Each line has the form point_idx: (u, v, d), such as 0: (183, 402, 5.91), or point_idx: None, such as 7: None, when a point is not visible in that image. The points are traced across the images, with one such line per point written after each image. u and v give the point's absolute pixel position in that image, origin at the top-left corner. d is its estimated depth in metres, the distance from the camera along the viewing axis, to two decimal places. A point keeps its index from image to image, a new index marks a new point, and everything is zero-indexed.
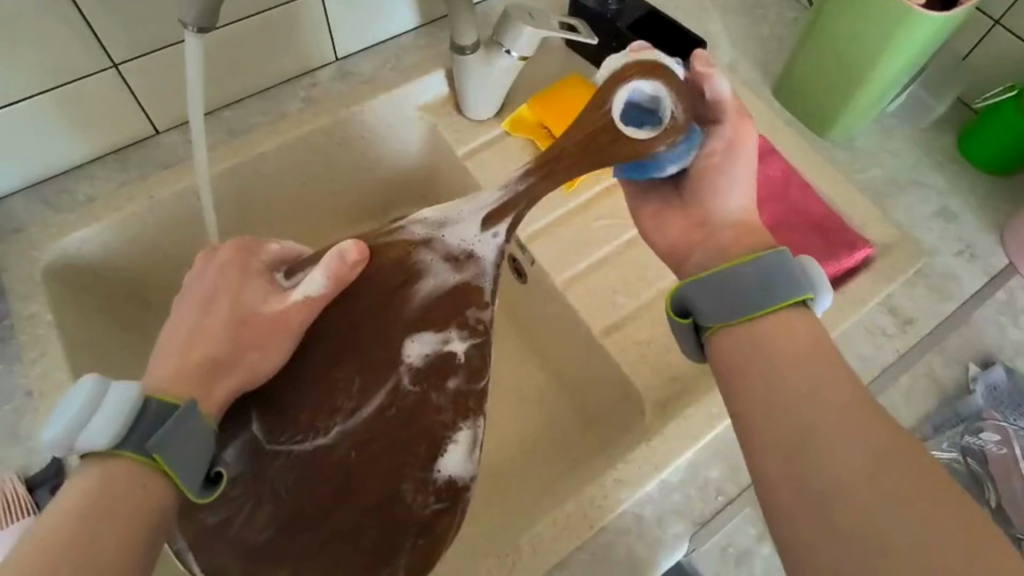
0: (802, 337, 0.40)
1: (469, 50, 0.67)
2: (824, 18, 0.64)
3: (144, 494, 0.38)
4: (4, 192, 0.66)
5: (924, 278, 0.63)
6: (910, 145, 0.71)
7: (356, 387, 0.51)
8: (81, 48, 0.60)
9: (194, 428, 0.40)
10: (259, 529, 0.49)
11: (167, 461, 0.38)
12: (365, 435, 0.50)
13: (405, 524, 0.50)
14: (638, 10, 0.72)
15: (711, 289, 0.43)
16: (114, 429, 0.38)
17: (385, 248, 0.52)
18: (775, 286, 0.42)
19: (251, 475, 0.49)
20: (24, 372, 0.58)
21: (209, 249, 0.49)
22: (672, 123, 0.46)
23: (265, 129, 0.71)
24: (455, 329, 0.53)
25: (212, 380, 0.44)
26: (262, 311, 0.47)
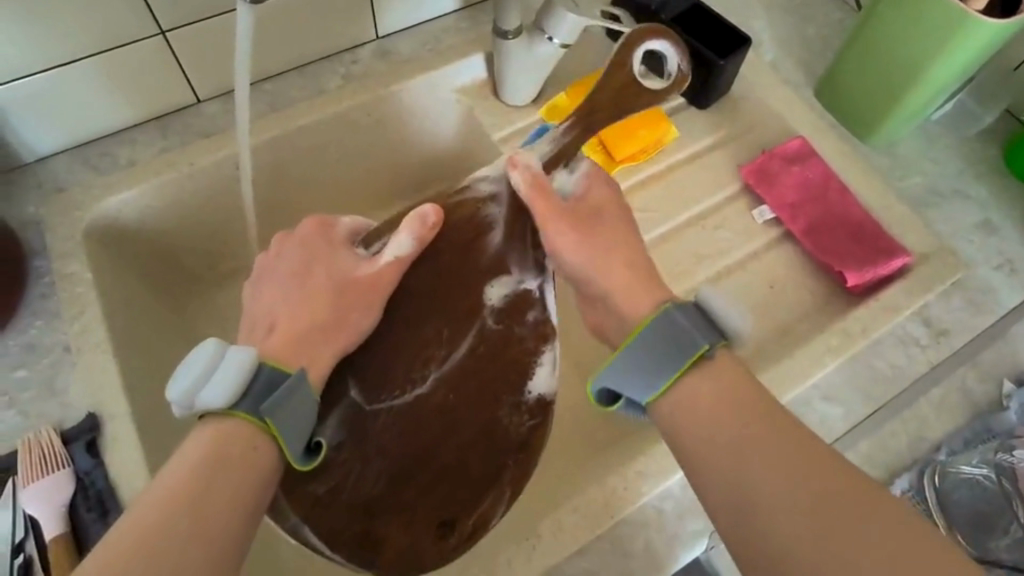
0: (709, 391, 0.40)
1: (512, 35, 0.66)
2: (873, 21, 0.63)
3: (254, 454, 0.39)
4: (48, 152, 0.68)
5: (960, 290, 0.62)
6: (954, 153, 0.69)
7: (446, 336, 0.55)
8: (130, 13, 0.60)
9: (302, 398, 0.43)
10: (370, 485, 0.51)
11: (277, 424, 0.41)
12: (457, 375, 0.55)
13: (505, 445, 0.54)
14: (682, 2, 0.70)
15: (625, 364, 0.43)
16: (235, 389, 0.40)
17: (457, 207, 0.56)
18: (670, 351, 0.42)
19: (355, 439, 0.52)
20: (65, 329, 0.59)
21: (285, 231, 0.51)
22: (681, 74, 0.55)
23: (304, 103, 0.72)
24: (527, 268, 0.57)
25: (314, 344, 0.48)
26: (354, 274, 0.51)
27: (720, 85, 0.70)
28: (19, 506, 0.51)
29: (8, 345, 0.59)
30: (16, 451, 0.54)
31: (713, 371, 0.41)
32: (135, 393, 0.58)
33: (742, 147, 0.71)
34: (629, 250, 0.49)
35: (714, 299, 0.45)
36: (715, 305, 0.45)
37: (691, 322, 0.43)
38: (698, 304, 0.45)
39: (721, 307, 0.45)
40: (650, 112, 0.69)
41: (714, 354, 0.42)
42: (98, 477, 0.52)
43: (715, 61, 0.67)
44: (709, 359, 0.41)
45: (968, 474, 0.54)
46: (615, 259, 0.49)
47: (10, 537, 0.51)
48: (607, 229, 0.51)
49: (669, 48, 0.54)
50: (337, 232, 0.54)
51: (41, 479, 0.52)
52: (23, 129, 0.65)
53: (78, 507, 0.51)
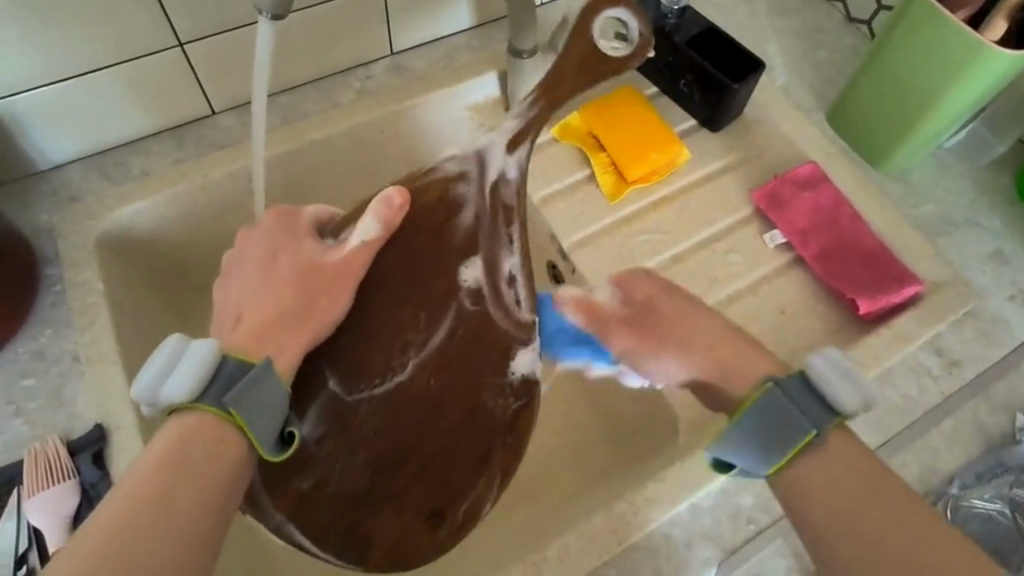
0: (826, 471, 0.41)
1: (527, 54, 0.67)
2: (886, 49, 0.63)
3: (220, 445, 0.39)
4: (62, 160, 0.68)
5: (973, 320, 0.62)
6: (967, 182, 0.69)
7: (422, 321, 0.55)
8: (150, 26, 0.61)
9: (269, 386, 0.42)
10: (355, 476, 0.53)
11: (241, 413, 0.40)
12: (436, 360, 0.55)
13: (491, 428, 0.56)
14: (695, 26, 0.71)
15: (742, 430, 0.43)
16: (196, 379, 0.40)
17: (425, 188, 0.55)
18: (781, 429, 0.42)
19: (338, 431, 0.53)
20: (74, 338, 0.59)
21: (248, 225, 0.51)
22: (642, 39, 0.54)
23: (318, 117, 0.72)
24: (505, 243, 0.56)
25: (280, 334, 0.47)
26: (320, 261, 0.50)
27: (734, 108, 0.70)
28: (24, 517, 0.52)
29: (17, 353, 0.59)
30: (22, 460, 0.54)
31: (832, 445, 0.42)
32: None
33: (753, 171, 0.71)
34: (724, 337, 0.49)
35: (828, 364, 0.45)
36: (825, 371, 0.44)
37: (798, 399, 0.43)
38: (808, 376, 0.44)
39: (840, 374, 0.44)
40: (661, 135, 0.70)
41: (825, 436, 0.42)
42: (103, 489, 0.52)
43: (730, 85, 0.67)
44: (816, 448, 0.42)
45: (980, 509, 0.54)
46: (716, 366, 0.48)
47: (14, 548, 0.51)
48: (694, 322, 0.50)
49: (625, 12, 0.53)
50: (302, 218, 0.53)
51: (45, 489, 0.52)
52: (39, 137, 0.65)
53: (82, 518, 0.52)
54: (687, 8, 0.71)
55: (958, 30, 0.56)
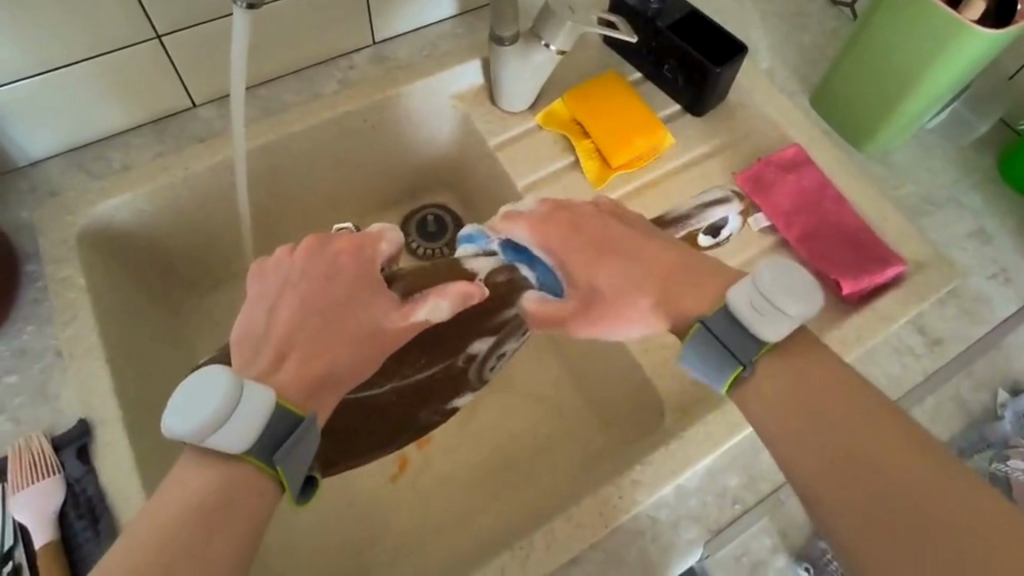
0: (777, 392, 0.41)
1: (508, 41, 0.66)
2: (867, 31, 0.63)
3: (259, 503, 0.37)
4: (41, 155, 0.67)
5: (956, 298, 0.62)
6: (949, 163, 0.70)
7: (420, 360, 0.58)
8: (126, 18, 0.60)
9: (315, 442, 0.39)
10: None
11: (288, 473, 0.38)
12: (411, 388, 0.59)
13: (407, 426, 0.62)
14: (679, 10, 0.71)
15: (694, 353, 0.43)
16: (255, 435, 0.36)
17: (495, 282, 0.57)
18: (712, 362, 0.42)
19: None
20: (56, 333, 0.59)
21: (326, 236, 0.47)
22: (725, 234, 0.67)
23: (300, 108, 0.72)
24: (511, 337, 0.60)
25: (321, 392, 0.42)
26: (385, 324, 0.47)
27: (718, 92, 0.70)
28: (9, 514, 0.51)
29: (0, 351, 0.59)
30: (7, 457, 0.54)
31: (768, 377, 0.42)
32: (128, 400, 0.58)
33: (738, 154, 0.71)
34: (622, 276, 0.49)
35: (749, 292, 0.41)
36: (749, 305, 0.41)
37: (725, 336, 0.42)
38: (727, 309, 0.42)
39: (762, 300, 0.41)
40: (644, 121, 0.70)
41: (755, 369, 0.42)
42: (88, 483, 0.52)
43: (712, 69, 0.67)
44: (749, 377, 0.42)
45: None
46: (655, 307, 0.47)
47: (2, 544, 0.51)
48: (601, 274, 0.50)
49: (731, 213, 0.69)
50: (374, 256, 0.49)
51: (29, 486, 0.51)
52: (17, 133, 0.65)
53: (68, 514, 0.51)
54: None
55: (935, 8, 0.56)
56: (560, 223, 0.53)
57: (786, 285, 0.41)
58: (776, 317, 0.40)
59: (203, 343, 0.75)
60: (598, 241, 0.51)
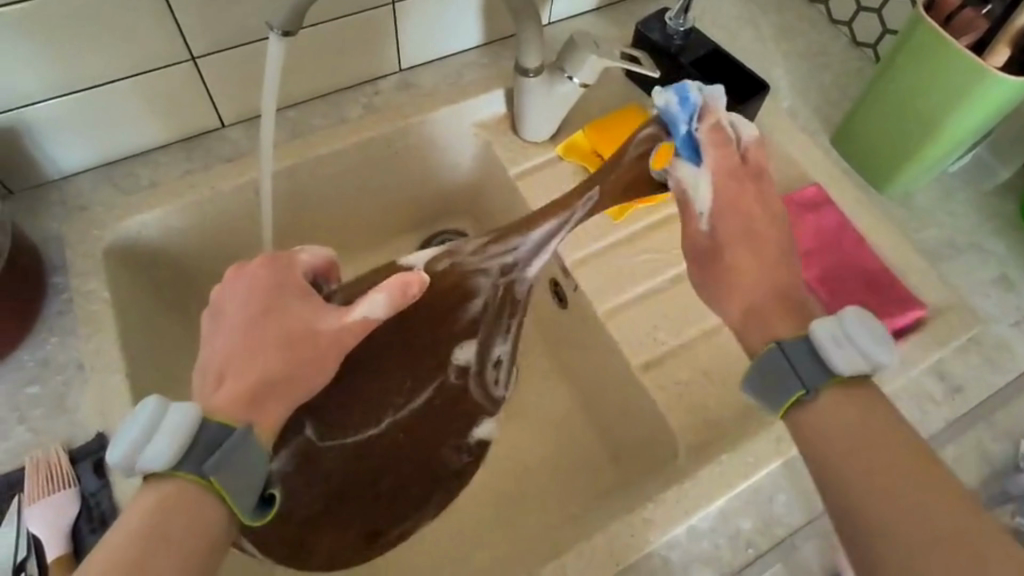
0: (842, 417, 0.40)
1: (532, 73, 0.67)
2: (889, 73, 0.64)
3: (198, 517, 0.37)
4: (74, 170, 0.69)
5: (977, 345, 0.61)
6: (971, 208, 0.69)
7: (406, 387, 0.61)
8: (163, 41, 0.62)
9: (254, 451, 0.39)
10: (309, 504, 0.57)
11: (222, 482, 0.37)
12: (410, 420, 0.61)
13: (441, 475, 0.63)
14: (701, 47, 0.72)
15: (760, 373, 0.43)
16: (178, 448, 0.37)
17: (443, 274, 0.58)
18: (778, 387, 0.42)
19: (305, 466, 0.57)
20: (78, 346, 0.60)
21: (242, 263, 0.46)
22: None
23: (327, 131, 0.73)
24: (498, 338, 0.64)
25: (264, 400, 0.42)
26: (314, 327, 0.46)
27: None
28: (22, 525, 0.52)
29: (23, 361, 0.60)
30: (24, 467, 0.55)
31: (836, 402, 0.41)
32: None
33: None
34: (758, 268, 0.49)
35: (832, 330, 0.42)
36: (830, 335, 0.42)
37: (797, 361, 0.42)
38: (810, 338, 0.42)
39: (848, 341, 0.41)
40: None
41: (819, 397, 0.41)
42: (103, 499, 0.53)
43: (734, 106, 0.68)
44: (811, 403, 0.41)
45: None
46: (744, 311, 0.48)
47: (13, 556, 0.51)
48: (733, 258, 0.50)
49: None
50: (294, 270, 0.48)
51: (44, 498, 0.52)
52: (52, 149, 0.66)
53: (82, 529, 0.52)
54: (693, 30, 0.72)
55: (958, 54, 0.57)
56: (743, 184, 0.52)
57: (869, 336, 0.41)
58: (857, 350, 0.41)
59: None
60: (751, 217, 0.51)
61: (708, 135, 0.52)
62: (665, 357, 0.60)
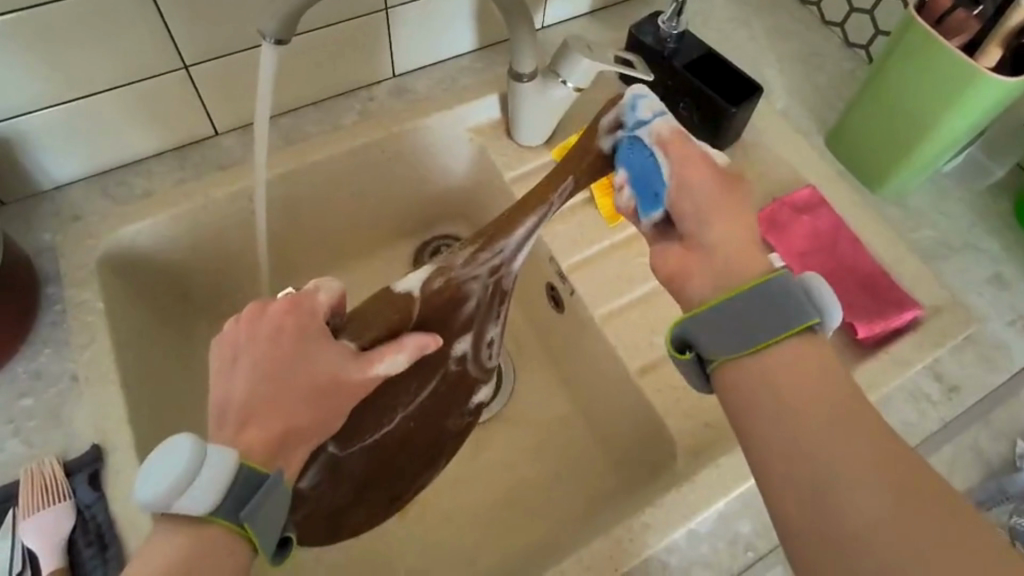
0: (791, 366, 0.39)
1: (527, 77, 0.67)
2: (881, 75, 0.64)
3: (230, 564, 0.37)
4: (66, 180, 0.69)
5: (973, 344, 0.61)
6: (965, 207, 0.70)
7: (414, 388, 0.56)
8: (155, 49, 0.62)
9: (282, 497, 0.39)
10: (339, 498, 0.57)
11: (255, 529, 0.38)
12: (419, 412, 0.58)
13: (448, 440, 0.64)
14: (694, 50, 0.72)
15: (713, 323, 0.41)
16: (218, 497, 0.36)
17: (440, 289, 0.54)
18: (733, 338, 0.40)
19: (330, 476, 0.54)
20: (72, 357, 0.60)
21: (264, 303, 0.45)
22: None
23: (321, 137, 0.73)
24: (491, 322, 0.60)
25: (287, 448, 0.41)
26: (343, 375, 0.45)
27: (733, 131, 0.71)
28: (18, 538, 0.51)
29: (16, 373, 0.59)
30: (18, 480, 0.54)
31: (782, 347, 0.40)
32: (140, 424, 0.58)
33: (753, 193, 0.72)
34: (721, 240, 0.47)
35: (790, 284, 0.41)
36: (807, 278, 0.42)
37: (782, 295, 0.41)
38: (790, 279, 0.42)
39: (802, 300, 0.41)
40: None
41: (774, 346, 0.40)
42: (98, 510, 0.52)
43: (727, 109, 0.68)
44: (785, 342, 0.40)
45: None
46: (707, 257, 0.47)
47: (9, 570, 0.51)
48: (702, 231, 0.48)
49: None
50: (315, 310, 0.47)
51: (39, 512, 0.51)
52: (43, 159, 0.66)
53: (77, 541, 0.51)
54: (686, 33, 0.72)
55: (949, 55, 0.57)
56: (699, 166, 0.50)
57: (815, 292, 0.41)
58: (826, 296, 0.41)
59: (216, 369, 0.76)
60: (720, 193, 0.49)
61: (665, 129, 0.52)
62: (663, 361, 0.60)
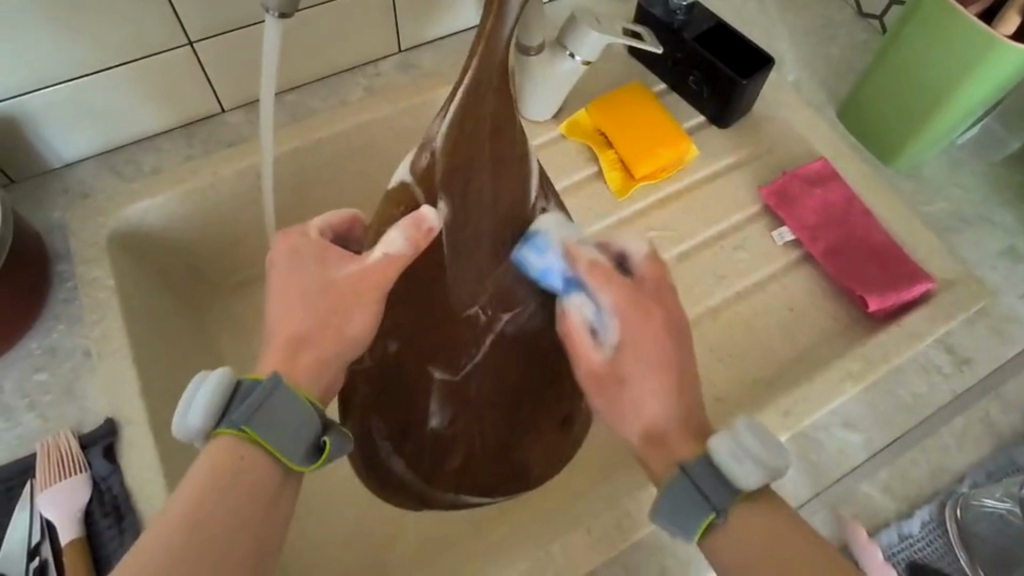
0: (741, 532, 0.44)
1: (534, 51, 0.66)
2: (895, 44, 0.63)
3: (243, 467, 0.38)
4: (74, 158, 0.69)
5: (986, 317, 0.61)
6: (979, 179, 0.68)
7: (500, 272, 0.51)
8: (159, 25, 0.61)
9: (286, 397, 0.39)
10: (495, 430, 0.55)
11: (256, 430, 0.38)
12: (523, 307, 0.52)
13: None
14: (705, 22, 0.70)
15: (675, 502, 0.45)
16: (216, 406, 0.39)
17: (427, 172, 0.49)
18: (688, 508, 0.44)
19: (461, 407, 0.54)
20: (85, 333, 0.60)
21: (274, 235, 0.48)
22: (793, 242, 0.69)
23: (327, 114, 0.72)
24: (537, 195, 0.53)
25: (297, 351, 0.43)
26: (334, 278, 0.45)
27: (742, 104, 0.70)
28: (36, 509, 0.52)
29: (30, 349, 0.60)
30: (35, 454, 0.55)
31: (740, 516, 0.44)
32: (154, 400, 0.59)
33: (762, 169, 0.72)
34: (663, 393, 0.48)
35: (729, 446, 0.45)
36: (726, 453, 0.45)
37: (702, 483, 0.44)
38: (708, 454, 0.45)
39: (743, 455, 0.44)
40: (670, 130, 0.70)
41: (725, 516, 0.44)
42: (114, 482, 0.53)
43: (738, 81, 0.67)
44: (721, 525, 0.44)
45: (991, 508, 0.53)
46: (646, 436, 0.48)
47: (26, 541, 0.52)
48: (636, 390, 0.48)
49: None
50: (308, 231, 0.48)
51: (58, 483, 0.52)
52: (50, 137, 0.66)
53: (93, 513, 0.52)
54: (695, 4, 0.70)
55: (966, 22, 0.56)
56: (640, 301, 0.50)
57: (757, 447, 0.45)
58: (752, 471, 0.44)
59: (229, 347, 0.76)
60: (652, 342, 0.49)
61: (588, 271, 0.49)
62: None
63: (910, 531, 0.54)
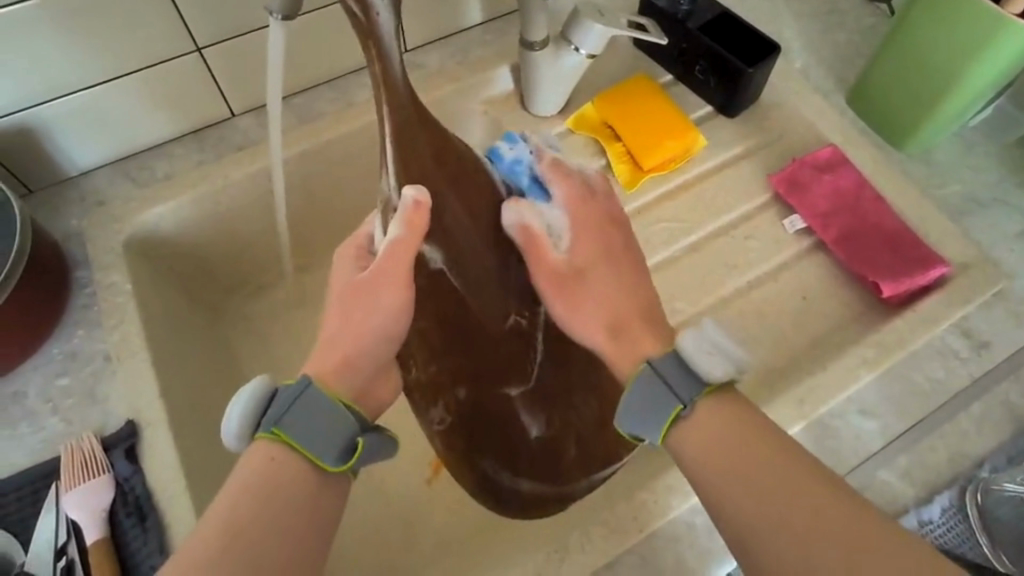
0: (706, 434, 0.41)
1: (538, 46, 0.66)
2: (903, 28, 0.62)
3: (274, 467, 0.39)
4: (89, 166, 0.70)
5: (1003, 301, 0.60)
6: (992, 161, 0.68)
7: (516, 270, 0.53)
8: (168, 33, 0.62)
9: (317, 398, 0.41)
10: (588, 409, 0.54)
11: (289, 433, 0.39)
12: None
13: None
14: (707, 12, 0.70)
15: (637, 398, 0.43)
16: (253, 411, 0.41)
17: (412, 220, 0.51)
18: (654, 407, 0.43)
19: (550, 407, 0.55)
20: (104, 337, 0.61)
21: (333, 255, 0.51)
22: (805, 229, 0.68)
23: (335, 116, 0.73)
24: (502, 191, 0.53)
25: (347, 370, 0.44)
26: (359, 280, 0.46)
27: (748, 93, 0.69)
28: (60, 510, 0.53)
29: (51, 354, 0.61)
30: (59, 456, 0.56)
31: (708, 413, 0.42)
32: (174, 402, 0.60)
33: (772, 156, 0.71)
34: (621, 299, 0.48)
35: (698, 343, 0.44)
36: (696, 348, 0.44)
37: (670, 378, 0.43)
38: (678, 352, 0.44)
39: (712, 348, 0.44)
40: (677, 121, 0.70)
41: (693, 410, 0.42)
42: (136, 482, 0.54)
43: (744, 69, 0.66)
44: (688, 418, 0.42)
45: (1013, 492, 0.52)
46: (609, 333, 0.47)
47: (54, 541, 0.53)
48: (593, 285, 0.49)
49: None
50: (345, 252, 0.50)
51: (82, 485, 0.53)
52: (65, 146, 0.67)
53: (117, 512, 0.53)
54: None
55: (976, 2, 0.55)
56: (594, 207, 0.52)
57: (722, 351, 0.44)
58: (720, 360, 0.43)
59: (245, 349, 0.77)
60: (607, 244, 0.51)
61: (545, 175, 0.54)
62: None
63: (929, 517, 0.53)
